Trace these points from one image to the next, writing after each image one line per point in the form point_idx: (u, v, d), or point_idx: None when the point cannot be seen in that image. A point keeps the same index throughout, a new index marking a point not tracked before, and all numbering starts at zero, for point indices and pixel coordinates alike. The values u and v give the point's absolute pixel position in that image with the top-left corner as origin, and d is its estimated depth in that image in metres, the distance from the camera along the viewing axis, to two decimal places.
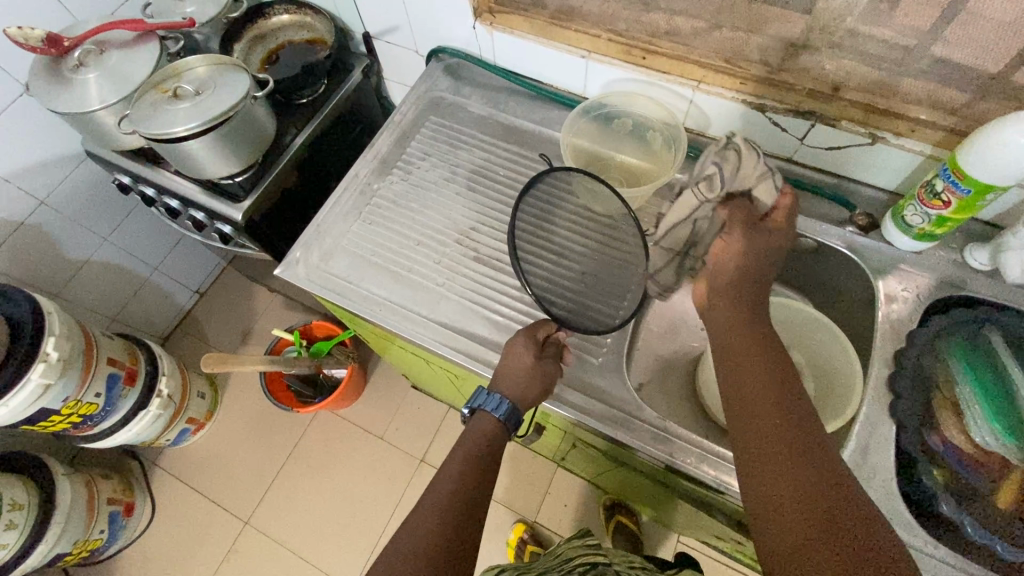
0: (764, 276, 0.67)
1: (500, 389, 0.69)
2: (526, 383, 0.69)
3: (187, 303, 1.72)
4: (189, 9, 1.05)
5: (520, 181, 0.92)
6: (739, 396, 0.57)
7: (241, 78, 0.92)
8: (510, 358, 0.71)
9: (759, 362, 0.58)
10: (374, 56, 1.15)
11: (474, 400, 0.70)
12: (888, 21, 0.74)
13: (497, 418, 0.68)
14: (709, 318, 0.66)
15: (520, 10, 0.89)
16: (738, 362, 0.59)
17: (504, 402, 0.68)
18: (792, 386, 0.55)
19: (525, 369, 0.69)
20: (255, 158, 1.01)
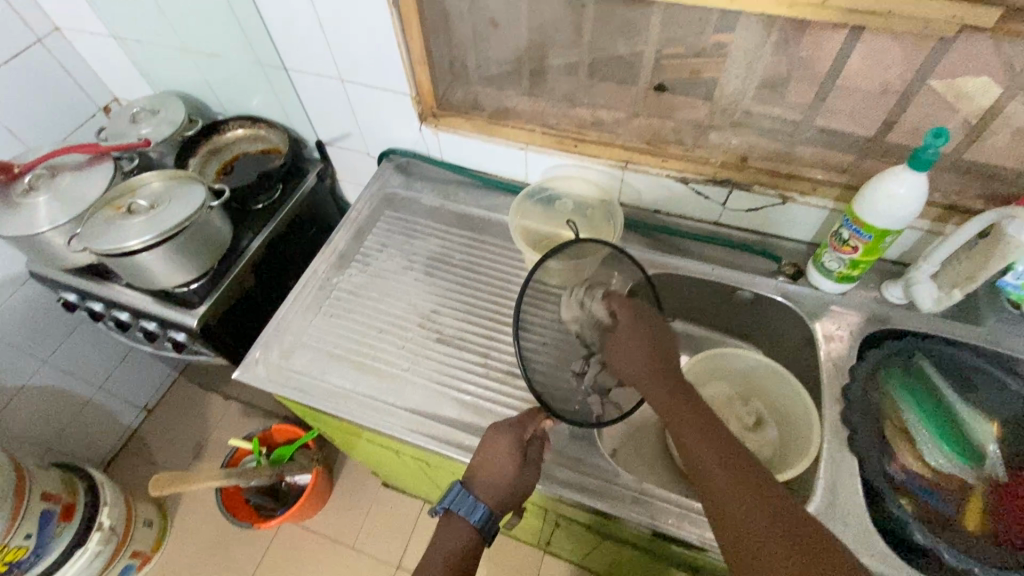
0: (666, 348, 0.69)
1: (480, 495, 0.67)
2: (507, 489, 0.67)
3: (134, 421, 1.61)
4: (144, 130, 1.11)
5: (476, 263, 0.96)
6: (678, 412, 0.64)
7: (198, 189, 0.95)
8: (492, 464, 0.69)
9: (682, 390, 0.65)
10: (328, 161, 1.21)
11: (447, 499, 0.66)
12: (781, 101, 0.84)
13: (473, 524, 0.65)
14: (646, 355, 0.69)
15: (462, 112, 0.98)
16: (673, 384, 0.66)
17: (480, 508, 0.65)
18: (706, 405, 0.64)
19: (507, 479, 0.67)
20: (213, 263, 1.02)
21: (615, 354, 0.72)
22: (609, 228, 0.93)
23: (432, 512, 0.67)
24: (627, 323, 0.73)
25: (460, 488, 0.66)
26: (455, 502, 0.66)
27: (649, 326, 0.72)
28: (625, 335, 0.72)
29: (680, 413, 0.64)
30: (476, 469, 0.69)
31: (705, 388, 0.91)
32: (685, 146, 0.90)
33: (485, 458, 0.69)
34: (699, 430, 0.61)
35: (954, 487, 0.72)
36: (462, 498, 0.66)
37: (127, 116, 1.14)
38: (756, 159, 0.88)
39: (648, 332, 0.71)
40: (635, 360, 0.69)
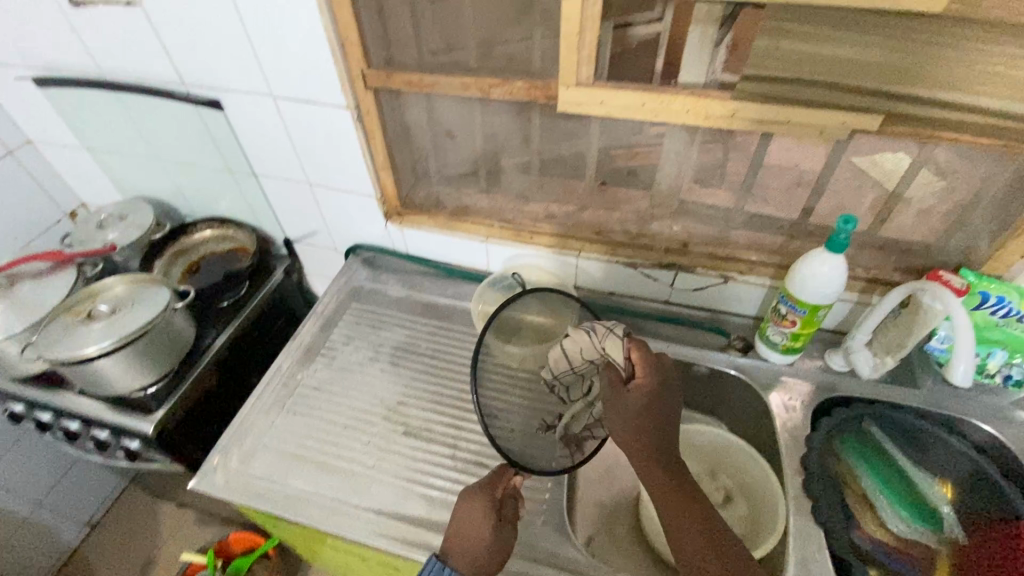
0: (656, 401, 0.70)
1: (455, 561, 0.66)
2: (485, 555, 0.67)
3: (74, 540, 1.47)
4: (111, 235, 1.13)
5: (441, 352, 0.98)
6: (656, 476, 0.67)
7: (162, 292, 0.96)
8: (468, 529, 0.67)
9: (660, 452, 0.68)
10: (295, 257, 1.24)
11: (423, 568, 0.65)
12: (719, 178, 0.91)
13: None
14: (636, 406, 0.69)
15: (425, 209, 1.04)
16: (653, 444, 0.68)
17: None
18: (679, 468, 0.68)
19: (483, 542, 0.67)
20: (172, 366, 1.01)
21: (625, 421, 0.68)
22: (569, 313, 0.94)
23: None
24: (647, 395, 0.69)
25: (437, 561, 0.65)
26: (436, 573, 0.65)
27: (664, 395, 0.70)
28: (643, 407, 0.69)
29: (671, 496, 0.66)
30: (453, 534, 0.68)
31: None
32: (632, 234, 0.98)
33: (460, 522, 0.68)
34: (684, 510, 0.65)
35: (919, 553, 0.75)
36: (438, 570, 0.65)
37: (94, 222, 1.16)
38: (697, 245, 0.96)
39: (664, 404, 0.70)
40: (641, 440, 0.67)
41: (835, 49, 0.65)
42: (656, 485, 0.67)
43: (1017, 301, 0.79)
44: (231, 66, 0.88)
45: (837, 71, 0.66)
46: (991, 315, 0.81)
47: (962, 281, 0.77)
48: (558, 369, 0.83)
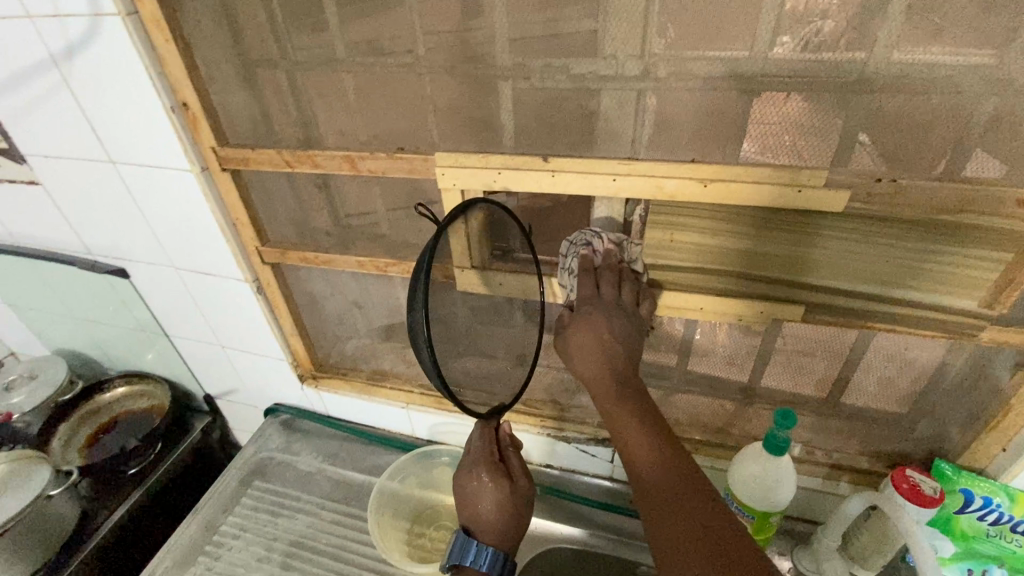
0: (625, 318, 0.62)
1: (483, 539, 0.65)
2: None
3: None
4: (15, 398, 1.05)
5: (345, 546, 0.84)
6: (610, 400, 0.59)
7: (42, 474, 0.90)
8: (485, 515, 0.66)
9: (617, 376, 0.60)
10: (218, 413, 1.16)
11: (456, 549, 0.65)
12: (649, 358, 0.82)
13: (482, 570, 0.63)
14: (586, 322, 0.62)
15: (342, 373, 0.96)
16: (610, 365, 0.60)
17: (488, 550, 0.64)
18: (641, 393, 0.59)
19: (493, 518, 0.66)
20: (47, 556, 0.90)
21: (582, 347, 0.62)
22: None
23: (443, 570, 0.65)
24: (597, 319, 0.61)
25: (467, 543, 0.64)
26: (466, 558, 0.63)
27: (614, 319, 0.61)
28: (593, 332, 0.61)
29: (625, 417, 0.57)
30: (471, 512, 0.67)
31: None
32: (561, 405, 0.88)
33: (476, 503, 0.67)
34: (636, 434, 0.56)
35: None
36: (466, 546, 0.64)
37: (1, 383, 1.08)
38: None
39: (624, 333, 0.61)
40: (598, 368, 0.61)
41: (747, 243, 0.60)
42: (607, 408, 0.59)
43: (1007, 505, 0.66)
44: (130, 239, 0.84)
45: (756, 264, 0.61)
46: (980, 521, 0.68)
47: (934, 487, 0.66)
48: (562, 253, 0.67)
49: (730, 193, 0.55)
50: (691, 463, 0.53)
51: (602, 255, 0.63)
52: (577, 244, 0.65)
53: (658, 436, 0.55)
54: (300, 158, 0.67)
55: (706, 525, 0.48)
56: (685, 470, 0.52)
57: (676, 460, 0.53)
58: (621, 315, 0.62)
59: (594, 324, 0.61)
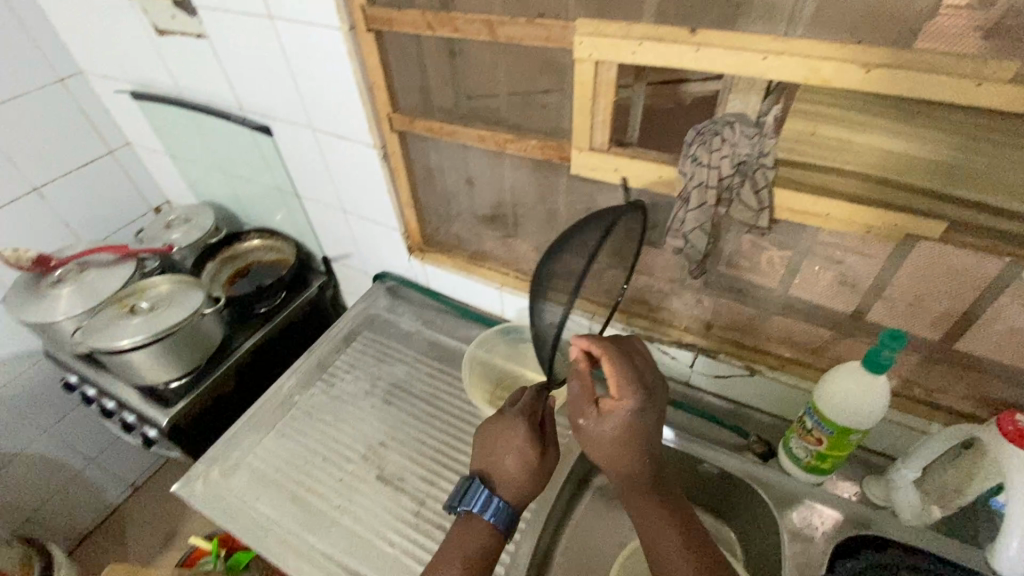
0: (653, 408, 0.64)
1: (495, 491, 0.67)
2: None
3: (115, 499, 1.61)
4: (173, 235, 1.23)
5: (436, 396, 0.96)
6: (628, 486, 0.65)
7: (196, 295, 1.07)
8: (508, 470, 0.67)
9: (640, 466, 0.64)
10: (332, 274, 1.31)
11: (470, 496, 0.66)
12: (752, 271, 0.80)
13: (488, 520, 0.65)
14: (616, 424, 0.62)
15: (446, 249, 1.04)
16: (633, 459, 0.63)
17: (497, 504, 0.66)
18: (660, 476, 0.66)
19: (512, 473, 0.67)
20: (198, 362, 1.08)
21: (605, 445, 0.63)
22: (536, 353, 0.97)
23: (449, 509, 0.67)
24: (625, 421, 0.62)
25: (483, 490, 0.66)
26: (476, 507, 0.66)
27: (654, 418, 0.64)
28: (623, 432, 0.62)
29: (647, 501, 0.65)
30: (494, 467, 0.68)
31: None
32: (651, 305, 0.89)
33: (503, 453, 0.68)
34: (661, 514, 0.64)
35: None
36: (479, 495, 0.66)
37: (163, 222, 1.27)
38: (720, 328, 0.87)
39: (649, 423, 0.64)
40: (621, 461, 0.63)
41: (898, 143, 0.56)
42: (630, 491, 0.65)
43: None
44: (278, 97, 0.93)
45: (901, 170, 0.57)
46: None
47: None
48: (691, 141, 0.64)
49: (893, 83, 0.51)
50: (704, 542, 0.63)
51: (729, 151, 0.61)
52: (709, 134, 0.62)
53: (675, 517, 0.64)
54: (441, 22, 0.69)
55: None
56: (701, 545, 0.62)
57: (692, 537, 0.63)
58: (650, 408, 0.63)
59: (625, 425, 0.62)
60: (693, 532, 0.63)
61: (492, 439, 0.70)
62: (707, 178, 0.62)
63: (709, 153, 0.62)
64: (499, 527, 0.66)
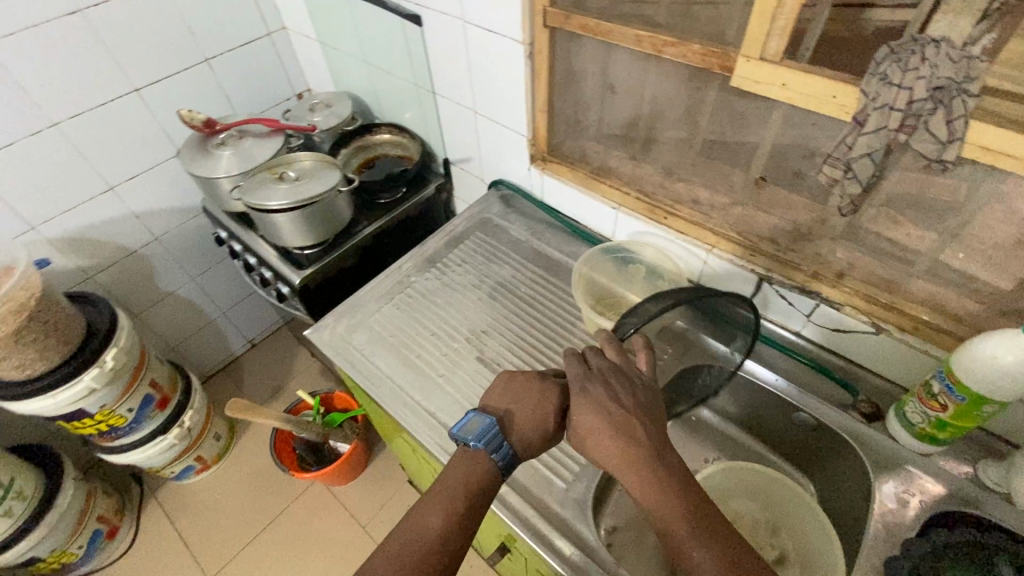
0: (628, 392, 0.65)
1: (509, 439, 0.66)
2: (443, 552, 0.58)
3: (238, 349, 1.87)
4: (316, 118, 1.34)
5: (538, 300, 1.00)
6: (626, 471, 0.60)
7: (334, 174, 1.16)
8: (527, 423, 0.67)
9: (630, 448, 0.60)
10: (449, 177, 1.36)
11: (482, 436, 0.65)
12: None
13: (493, 462, 0.64)
14: (592, 414, 0.64)
15: (569, 162, 1.04)
16: (621, 438, 0.61)
17: (505, 452, 0.65)
18: (662, 453, 0.61)
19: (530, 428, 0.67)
20: (327, 236, 1.20)
21: (592, 433, 0.63)
22: None
23: (456, 439, 0.65)
24: (599, 408, 0.64)
25: (499, 432, 0.65)
26: (484, 442, 0.64)
27: (620, 396, 0.65)
28: (598, 418, 0.63)
29: (649, 482, 0.58)
30: (511, 417, 0.68)
31: (730, 501, 0.83)
32: (778, 245, 0.85)
33: (527, 408, 0.68)
34: (665, 498, 0.57)
35: None
36: (494, 438, 0.65)
37: (308, 105, 1.38)
38: (855, 280, 0.80)
39: (631, 405, 0.64)
40: (608, 445, 0.62)
41: None
42: (630, 476, 0.60)
43: None
44: None
45: None
46: None
47: None
48: (882, 58, 0.58)
49: None
50: (719, 520, 0.57)
51: (927, 72, 0.54)
52: (908, 51, 0.56)
53: (682, 496, 0.58)
54: None
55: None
56: (716, 524, 0.57)
57: (706, 516, 0.57)
58: (623, 391, 0.65)
59: (602, 411, 0.63)
60: (706, 512, 0.57)
61: (515, 393, 0.70)
62: (895, 100, 0.57)
63: (903, 69, 0.56)
64: (499, 472, 0.65)
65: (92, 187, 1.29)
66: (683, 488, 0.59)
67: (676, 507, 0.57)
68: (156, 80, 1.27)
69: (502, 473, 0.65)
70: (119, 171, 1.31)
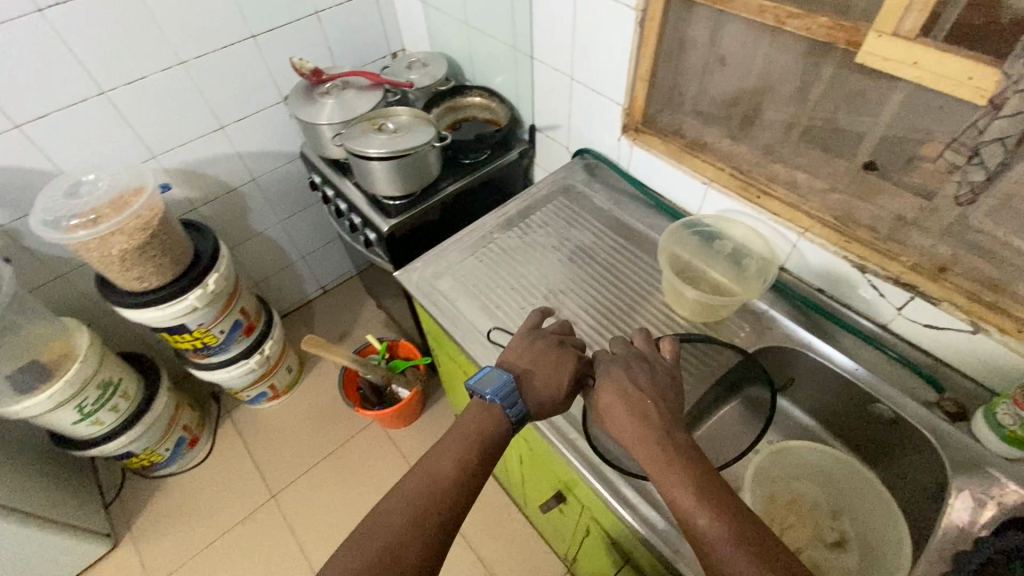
0: (645, 377, 0.69)
1: (522, 397, 0.70)
2: (457, 495, 0.63)
3: (311, 293, 1.99)
4: (413, 76, 1.39)
5: (617, 267, 1.02)
6: (641, 448, 0.63)
7: (428, 130, 1.21)
8: (540, 383, 0.72)
9: (645, 427, 0.64)
10: (532, 144, 1.39)
11: (498, 392, 0.69)
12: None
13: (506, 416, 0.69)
14: (609, 395, 0.68)
15: (662, 134, 1.04)
16: (636, 418, 0.65)
17: (518, 409, 0.69)
18: (675, 432, 0.64)
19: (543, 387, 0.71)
20: (415, 188, 1.26)
21: (610, 412, 0.67)
22: (758, 283, 0.92)
23: (472, 390, 0.70)
24: (616, 389, 0.68)
25: (515, 390, 0.68)
26: (500, 396, 0.68)
27: (639, 381, 0.69)
28: (615, 399, 0.67)
29: (663, 459, 0.61)
30: (528, 377, 0.72)
31: (794, 482, 0.84)
32: (877, 234, 0.83)
33: (542, 370, 0.73)
34: (673, 472, 0.60)
35: None
36: (509, 394, 0.69)
37: (406, 63, 1.43)
38: (957, 275, 0.78)
39: (649, 388, 0.68)
40: (625, 423, 0.65)
41: None
42: (645, 454, 0.63)
43: None
44: None
45: None
46: None
47: None
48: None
49: None
50: (733, 497, 0.59)
51: None
52: None
53: (695, 473, 0.60)
54: None
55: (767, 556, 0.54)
56: (729, 501, 0.58)
57: (718, 492, 0.59)
58: (640, 377, 0.69)
59: (620, 392, 0.67)
60: (720, 489, 0.59)
61: (535, 357, 0.74)
62: None
63: None
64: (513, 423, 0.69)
65: (206, 125, 1.40)
66: (696, 466, 0.61)
67: (689, 482, 0.59)
68: (271, 28, 1.36)
69: (514, 425, 0.70)
70: (230, 112, 1.42)
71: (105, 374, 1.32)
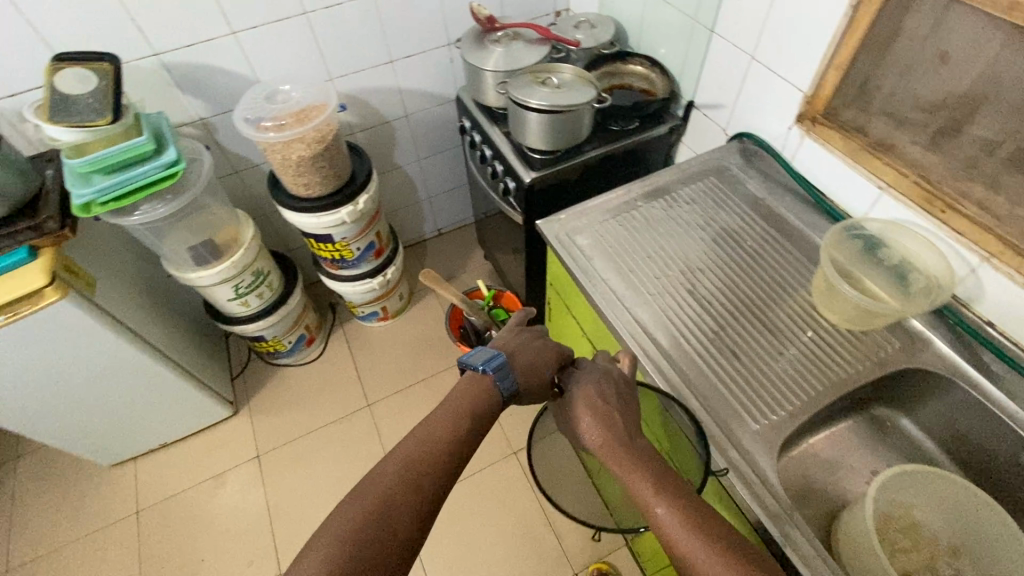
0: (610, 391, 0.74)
1: (513, 371, 0.72)
2: (453, 456, 0.64)
3: (428, 232, 2.11)
4: (578, 36, 1.40)
5: (761, 257, 1.01)
6: (608, 454, 0.67)
7: (590, 90, 1.22)
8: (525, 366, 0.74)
9: (610, 432, 0.68)
10: (685, 122, 1.36)
11: (491, 364, 0.71)
12: None
13: (498, 389, 0.71)
14: (580, 401, 0.72)
15: (841, 130, 0.99)
16: (602, 423, 0.69)
17: (509, 383, 0.71)
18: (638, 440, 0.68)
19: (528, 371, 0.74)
20: (563, 146, 1.28)
21: (581, 418, 0.71)
22: (922, 301, 0.87)
23: (467, 363, 0.72)
24: (587, 399, 0.72)
25: (507, 364, 0.71)
26: (492, 369, 0.71)
27: (606, 393, 0.73)
28: (586, 407, 0.71)
29: (628, 461, 0.65)
30: (515, 356, 0.75)
31: (912, 508, 0.80)
32: None
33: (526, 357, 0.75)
34: (638, 471, 0.64)
35: None
36: (502, 368, 0.71)
37: (573, 22, 1.44)
38: None
39: (616, 401, 0.73)
40: (593, 429, 0.69)
41: None
42: (613, 460, 0.66)
43: None
44: None
45: None
46: None
47: None
48: None
49: None
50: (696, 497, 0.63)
51: None
52: None
53: (661, 475, 0.64)
54: None
55: (730, 546, 0.57)
56: (692, 499, 0.62)
57: (683, 491, 0.63)
58: (608, 391, 0.74)
59: (590, 400, 0.72)
60: (683, 490, 0.63)
61: (522, 344, 0.77)
62: None
63: None
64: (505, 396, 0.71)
65: (379, 56, 1.50)
66: (663, 469, 0.65)
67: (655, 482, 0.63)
68: None
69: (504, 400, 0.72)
70: (402, 48, 1.51)
71: (259, 265, 1.51)
